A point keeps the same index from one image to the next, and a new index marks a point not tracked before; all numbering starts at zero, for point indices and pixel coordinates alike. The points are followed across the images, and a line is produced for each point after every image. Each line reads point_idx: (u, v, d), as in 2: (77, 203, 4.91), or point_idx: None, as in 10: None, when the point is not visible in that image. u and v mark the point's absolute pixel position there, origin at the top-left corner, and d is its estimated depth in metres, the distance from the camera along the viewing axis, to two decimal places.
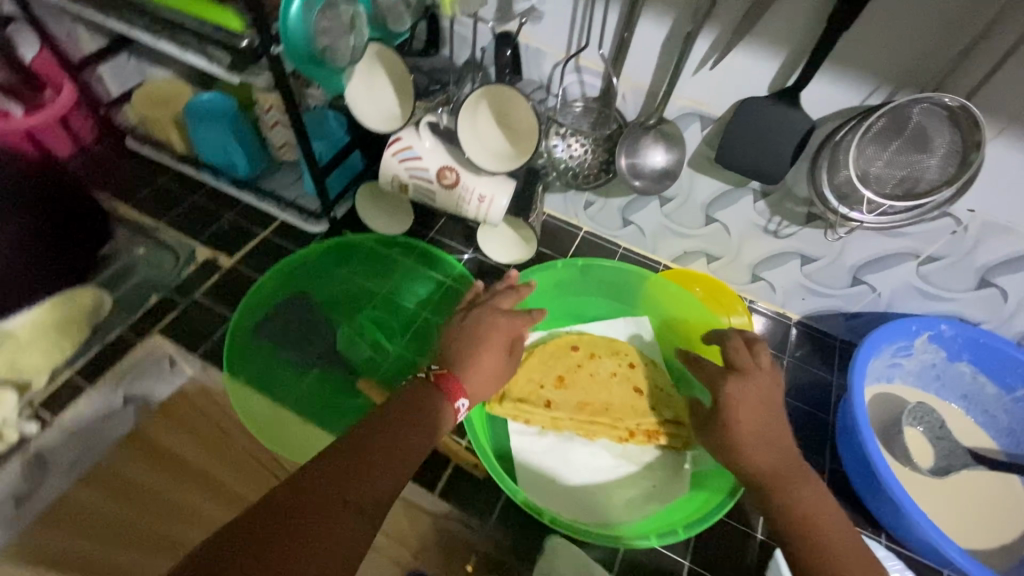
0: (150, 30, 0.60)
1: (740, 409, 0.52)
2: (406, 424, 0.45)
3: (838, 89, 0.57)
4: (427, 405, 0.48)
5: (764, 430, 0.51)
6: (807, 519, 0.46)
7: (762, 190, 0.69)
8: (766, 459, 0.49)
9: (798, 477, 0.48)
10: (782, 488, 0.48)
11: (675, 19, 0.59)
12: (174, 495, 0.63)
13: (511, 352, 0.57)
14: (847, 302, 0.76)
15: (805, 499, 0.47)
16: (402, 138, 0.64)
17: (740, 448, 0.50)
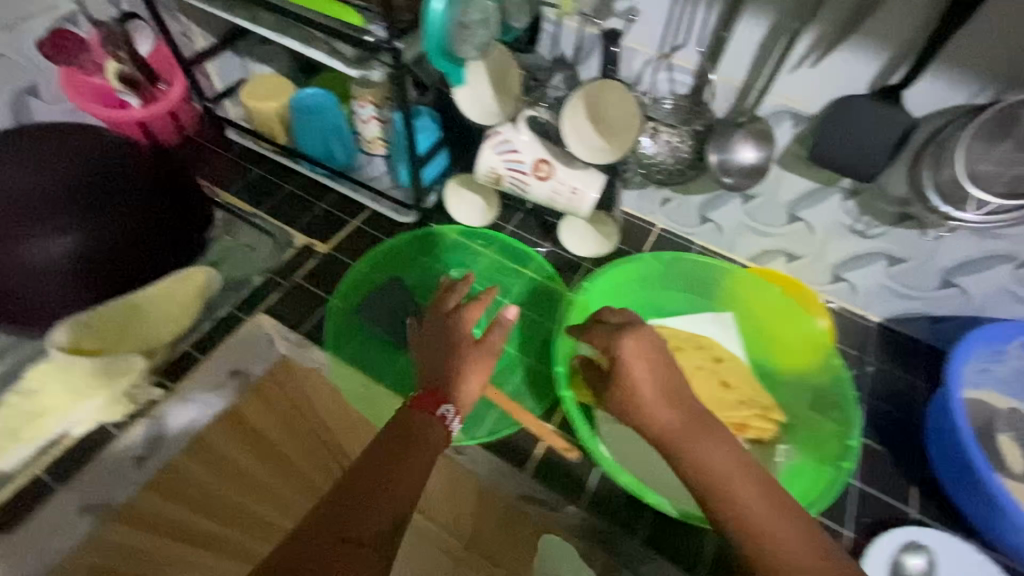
0: (274, 26, 0.65)
1: (634, 366, 0.49)
2: (393, 455, 0.49)
3: (945, 86, 0.57)
4: (421, 435, 0.51)
5: (660, 383, 0.49)
6: (711, 473, 0.44)
7: (852, 189, 0.69)
8: (668, 415, 0.47)
9: (708, 430, 0.46)
10: (685, 442, 0.46)
11: (776, 17, 0.60)
12: (252, 471, 0.68)
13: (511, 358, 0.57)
14: (934, 306, 0.75)
15: (707, 450, 0.45)
16: (501, 132, 0.67)
17: (643, 407, 0.48)
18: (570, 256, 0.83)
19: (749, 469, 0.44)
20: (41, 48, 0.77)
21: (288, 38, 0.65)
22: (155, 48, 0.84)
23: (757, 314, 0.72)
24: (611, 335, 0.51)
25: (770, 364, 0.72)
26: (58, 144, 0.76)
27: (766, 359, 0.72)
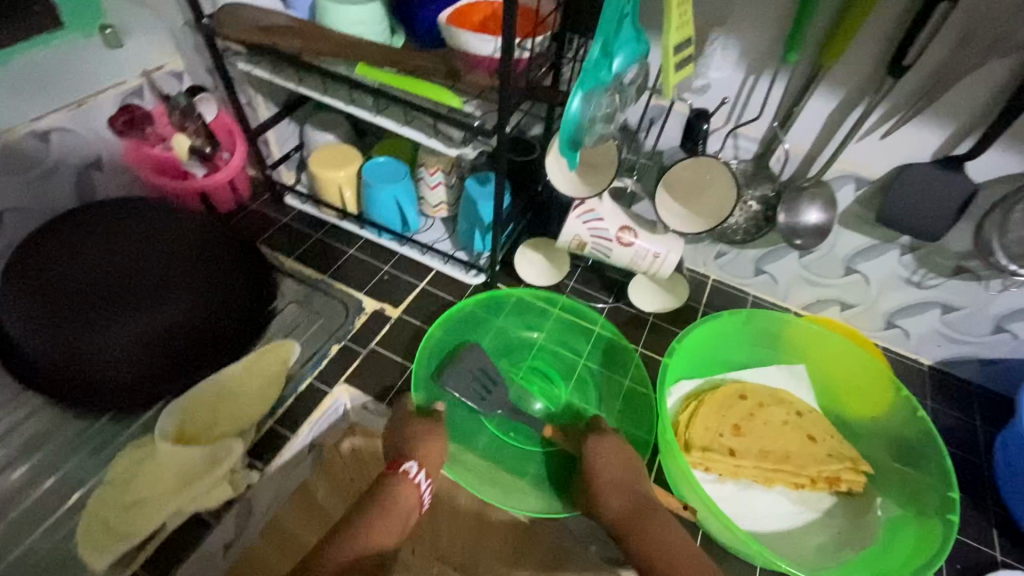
0: (374, 107, 0.68)
1: (601, 472, 0.64)
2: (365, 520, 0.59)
3: (1009, 156, 0.62)
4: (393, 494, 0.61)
5: (619, 487, 0.63)
6: (648, 551, 0.59)
7: (912, 245, 0.73)
8: (619, 505, 0.62)
9: (647, 527, 0.61)
10: (632, 532, 0.61)
11: (848, 94, 0.65)
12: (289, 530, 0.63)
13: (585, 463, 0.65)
14: (986, 349, 0.79)
15: (648, 537, 0.60)
16: (586, 202, 0.69)
17: (602, 499, 0.63)
18: (635, 311, 0.85)
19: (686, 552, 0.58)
20: (113, 123, 0.77)
21: (387, 118, 0.68)
22: (218, 117, 0.85)
23: (832, 366, 0.74)
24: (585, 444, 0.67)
25: (845, 415, 0.74)
26: (127, 220, 0.74)
27: (841, 411, 0.74)
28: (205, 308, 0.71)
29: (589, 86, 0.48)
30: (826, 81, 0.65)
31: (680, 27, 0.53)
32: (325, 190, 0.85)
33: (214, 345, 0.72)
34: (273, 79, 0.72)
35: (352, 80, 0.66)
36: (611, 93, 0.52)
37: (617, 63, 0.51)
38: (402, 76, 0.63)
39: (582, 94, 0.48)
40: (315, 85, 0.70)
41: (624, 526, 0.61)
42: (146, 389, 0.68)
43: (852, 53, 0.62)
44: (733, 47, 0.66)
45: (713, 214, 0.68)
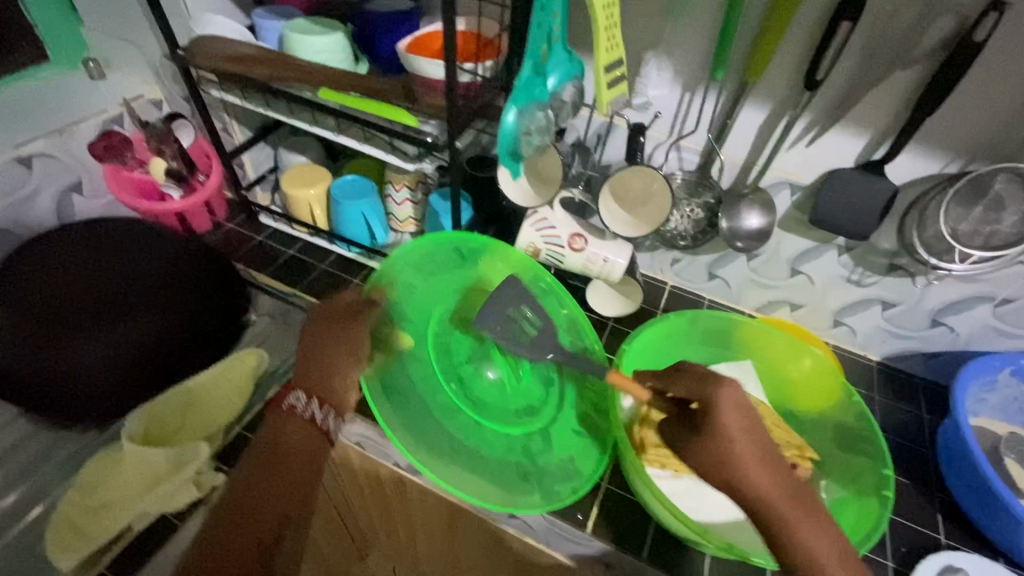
0: (336, 127, 0.73)
1: (740, 443, 0.49)
2: (263, 479, 0.55)
3: (922, 159, 0.67)
4: (281, 441, 0.56)
5: (761, 458, 0.49)
6: (803, 544, 0.47)
7: (847, 245, 0.78)
8: (771, 484, 0.49)
9: (807, 517, 0.48)
10: (786, 519, 0.48)
11: (774, 105, 0.70)
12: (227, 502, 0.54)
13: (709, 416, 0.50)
14: (927, 343, 0.84)
15: (802, 528, 0.48)
16: (538, 212, 0.74)
17: (748, 474, 0.48)
18: (596, 316, 0.88)
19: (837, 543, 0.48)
20: (93, 148, 0.82)
21: (348, 136, 0.73)
22: (195, 142, 0.90)
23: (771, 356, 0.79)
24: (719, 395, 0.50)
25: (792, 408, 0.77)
26: (107, 241, 0.78)
27: (788, 403, 0.77)
28: (174, 325, 0.74)
29: (522, 103, 0.53)
30: (753, 96, 0.71)
31: (608, 50, 0.59)
32: (299, 209, 0.90)
33: (175, 364, 0.74)
34: (244, 104, 0.78)
35: (316, 104, 0.71)
36: (547, 108, 0.57)
37: (552, 81, 0.57)
38: (358, 97, 0.68)
39: (515, 107, 0.53)
40: (283, 109, 0.76)
41: (781, 509, 0.48)
42: (104, 404, 0.71)
43: (772, 70, 0.67)
44: (667, 67, 0.72)
45: (654, 219, 0.73)
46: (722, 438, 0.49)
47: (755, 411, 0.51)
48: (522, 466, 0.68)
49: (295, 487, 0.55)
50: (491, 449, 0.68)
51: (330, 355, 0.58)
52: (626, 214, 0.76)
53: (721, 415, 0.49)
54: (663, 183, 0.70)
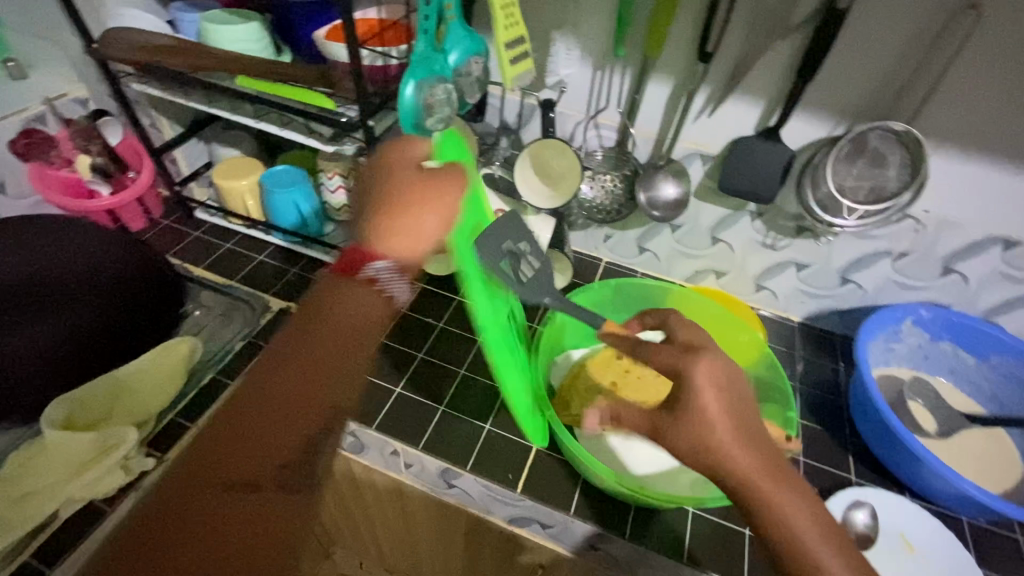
0: (256, 113, 0.75)
1: (720, 420, 0.48)
2: (307, 361, 0.49)
3: (810, 124, 0.72)
4: (336, 314, 0.50)
5: (736, 433, 0.48)
6: (782, 518, 0.46)
7: (757, 210, 0.83)
8: (749, 461, 0.47)
9: (779, 481, 0.47)
10: (763, 492, 0.47)
11: (676, 79, 0.75)
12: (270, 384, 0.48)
13: (693, 395, 0.49)
14: (840, 301, 0.89)
15: (780, 501, 0.47)
16: None
17: (726, 452, 0.47)
18: None
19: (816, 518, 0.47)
20: (13, 146, 0.82)
21: (267, 122, 0.75)
22: (124, 140, 0.91)
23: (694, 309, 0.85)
24: (698, 368, 0.50)
25: None
26: (40, 235, 0.78)
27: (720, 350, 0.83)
28: (103, 316, 0.74)
29: (422, 75, 0.56)
30: (657, 70, 0.75)
31: (508, 27, 0.63)
32: (234, 200, 0.91)
33: (102, 359, 0.73)
34: (165, 96, 0.79)
35: (233, 91, 0.73)
36: (447, 81, 0.59)
37: (453, 57, 0.60)
38: (271, 83, 0.70)
39: (413, 80, 0.55)
40: (203, 98, 0.78)
41: (755, 484, 0.47)
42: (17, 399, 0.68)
43: (671, 44, 0.72)
44: (576, 47, 0.76)
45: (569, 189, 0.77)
46: (697, 419, 0.48)
47: (730, 386, 0.50)
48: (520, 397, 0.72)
49: (348, 369, 0.50)
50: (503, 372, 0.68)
51: (403, 222, 0.53)
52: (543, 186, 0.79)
53: (697, 394, 0.49)
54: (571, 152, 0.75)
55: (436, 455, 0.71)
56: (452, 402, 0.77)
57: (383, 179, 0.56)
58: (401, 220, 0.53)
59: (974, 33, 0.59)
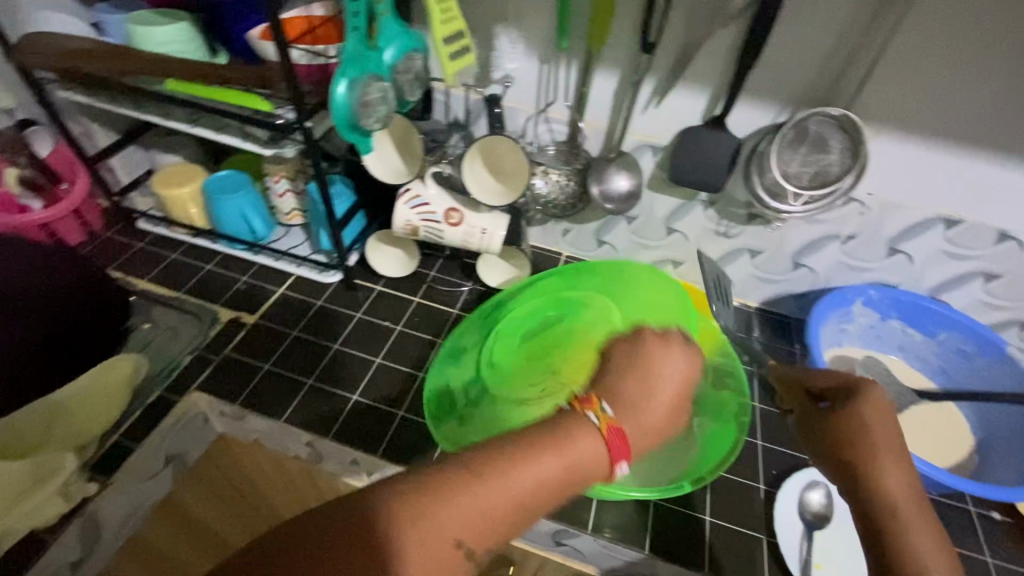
0: (188, 118, 0.72)
1: (883, 451, 0.47)
2: (534, 483, 0.40)
3: (753, 112, 0.73)
4: (572, 448, 0.42)
5: (895, 454, 0.48)
6: (913, 549, 0.43)
7: (709, 199, 0.84)
8: (897, 488, 0.46)
9: (925, 526, 0.45)
10: (899, 515, 0.45)
11: (622, 71, 0.74)
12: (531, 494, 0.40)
13: (864, 422, 0.49)
14: (794, 285, 0.90)
15: (914, 534, 0.44)
16: (411, 188, 0.75)
17: (874, 465, 0.47)
18: (490, 291, 0.91)
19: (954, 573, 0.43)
20: None
21: (201, 128, 0.72)
22: (56, 150, 0.85)
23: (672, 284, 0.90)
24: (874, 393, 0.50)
25: None
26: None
27: None
28: (34, 334, 0.69)
29: (355, 74, 0.54)
30: (603, 62, 0.74)
31: (443, 20, 0.61)
32: (177, 209, 0.88)
33: (46, 372, 0.70)
34: (93, 104, 0.76)
35: (162, 95, 0.70)
36: (384, 80, 0.57)
37: (389, 54, 0.59)
38: (204, 86, 0.68)
39: (345, 79, 0.53)
40: (132, 104, 0.74)
41: (902, 512, 0.45)
42: None
43: (616, 34, 0.71)
44: (520, 41, 0.75)
45: (517, 187, 0.74)
46: (859, 429, 0.49)
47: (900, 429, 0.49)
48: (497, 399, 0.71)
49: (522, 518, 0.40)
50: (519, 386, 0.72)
51: (647, 399, 0.47)
52: (492, 181, 0.76)
53: (865, 409, 0.49)
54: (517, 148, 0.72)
55: (395, 463, 0.70)
56: (411, 404, 0.76)
57: (623, 342, 0.51)
58: (654, 396, 0.47)
59: (902, 16, 0.61)
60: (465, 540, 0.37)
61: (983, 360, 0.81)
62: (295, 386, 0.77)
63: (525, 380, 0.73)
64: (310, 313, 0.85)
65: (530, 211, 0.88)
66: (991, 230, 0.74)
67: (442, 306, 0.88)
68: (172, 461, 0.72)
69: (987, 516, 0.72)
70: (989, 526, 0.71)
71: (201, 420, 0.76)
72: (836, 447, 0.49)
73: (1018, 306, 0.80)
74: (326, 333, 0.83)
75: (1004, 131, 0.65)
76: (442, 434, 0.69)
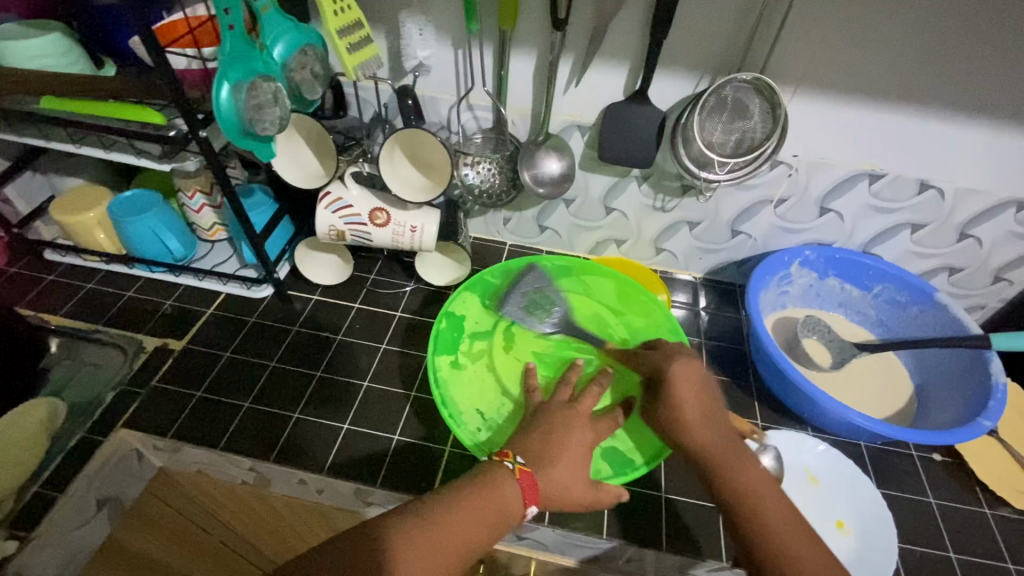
0: (71, 137, 0.67)
1: (692, 410, 0.57)
2: (480, 532, 0.47)
3: (673, 82, 0.71)
4: (494, 491, 0.49)
5: (703, 411, 0.57)
6: (737, 482, 0.52)
7: (642, 175, 0.83)
8: (712, 438, 0.55)
9: (738, 457, 0.54)
10: (725, 463, 0.53)
11: (538, 50, 0.72)
12: (461, 523, 0.47)
13: (681, 388, 0.59)
14: (733, 253, 0.91)
15: (741, 473, 0.53)
16: (331, 192, 0.71)
17: (688, 428, 0.56)
18: (432, 288, 0.88)
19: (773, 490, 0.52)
20: None
21: (88, 147, 0.67)
22: None
23: (632, 267, 0.93)
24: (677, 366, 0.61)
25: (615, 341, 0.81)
26: None
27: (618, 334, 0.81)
28: None
29: (238, 76, 0.50)
30: (518, 42, 0.72)
31: (340, 12, 0.58)
32: (83, 236, 0.82)
33: None
34: None
35: (38, 114, 0.65)
36: (275, 80, 0.54)
37: (279, 52, 0.56)
38: (90, 100, 0.63)
39: (229, 82, 0.50)
40: (7, 126, 0.68)
41: (715, 456, 0.54)
42: None
43: (527, 13, 0.69)
44: (428, 27, 0.72)
45: (441, 181, 0.72)
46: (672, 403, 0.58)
47: (709, 389, 0.60)
48: (482, 378, 0.68)
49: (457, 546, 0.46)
50: (505, 374, 0.69)
51: (554, 450, 0.55)
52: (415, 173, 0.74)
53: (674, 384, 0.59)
54: (430, 136, 0.68)
55: (342, 478, 0.67)
56: (356, 415, 0.73)
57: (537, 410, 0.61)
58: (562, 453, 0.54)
59: None
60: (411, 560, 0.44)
61: (915, 308, 0.83)
62: (231, 411, 0.73)
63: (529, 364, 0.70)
64: (243, 330, 0.81)
65: (464, 201, 0.86)
66: (913, 181, 0.76)
67: (384, 309, 0.85)
68: (106, 505, 0.68)
69: (929, 458, 0.75)
70: (931, 466, 0.74)
71: (135, 458, 0.71)
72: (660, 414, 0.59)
73: (944, 252, 0.83)
74: (261, 351, 0.79)
75: (915, 81, 0.66)
76: (435, 364, 0.68)
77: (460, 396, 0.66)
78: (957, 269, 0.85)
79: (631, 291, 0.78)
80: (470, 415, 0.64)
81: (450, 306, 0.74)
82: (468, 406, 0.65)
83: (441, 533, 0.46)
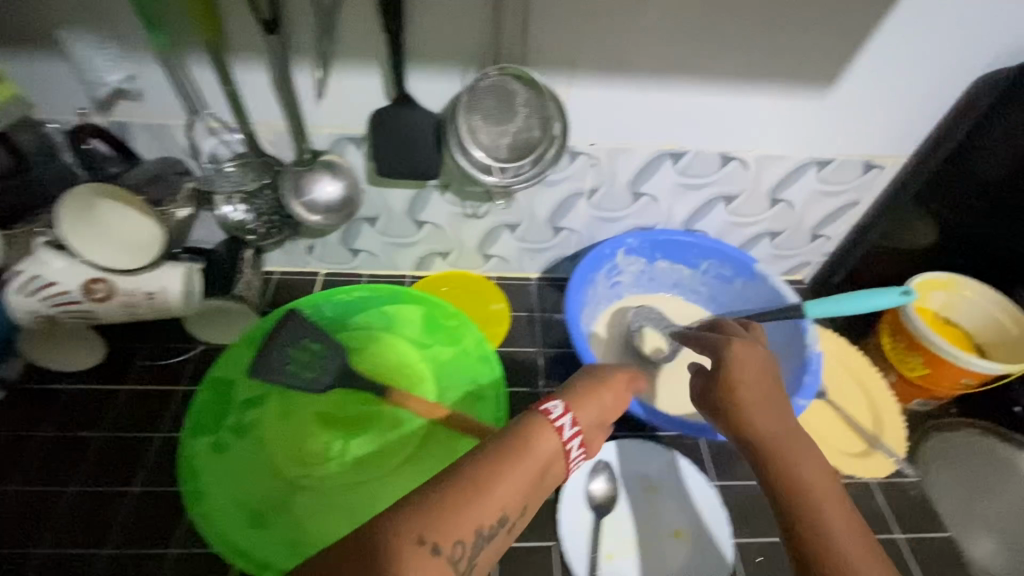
0: None
1: (747, 393, 0.53)
2: (523, 480, 0.42)
3: (435, 79, 0.61)
4: (539, 446, 0.45)
5: (761, 399, 0.53)
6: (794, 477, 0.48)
7: (440, 183, 0.73)
8: (768, 424, 0.51)
9: (797, 448, 0.50)
10: (785, 460, 0.49)
11: (265, 58, 0.59)
12: (485, 475, 0.41)
13: (747, 368, 0.54)
14: (563, 248, 0.84)
15: (802, 469, 0.48)
16: (24, 270, 0.56)
17: (746, 409, 0.52)
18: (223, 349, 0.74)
19: (832, 490, 0.47)
20: None
21: None
22: None
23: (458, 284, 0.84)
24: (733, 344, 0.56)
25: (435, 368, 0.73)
26: None
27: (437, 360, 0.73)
28: None
29: None
30: (237, 51, 0.58)
31: None
32: None
33: None
34: None
35: None
36: None
37: None
38: None
39: None
40: None
41: (772, 448, 0.50)
42: None
43: (229, 13, 0.55)
44: (113, 42, 0.56)
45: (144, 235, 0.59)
46: (727, 382, 0.54)
47: (770, 372, 0.55)
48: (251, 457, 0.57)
49: (494, 491, 0.41)
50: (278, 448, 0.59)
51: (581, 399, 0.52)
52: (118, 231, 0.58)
53: (731, 366, 0.54)
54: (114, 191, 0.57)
55: None
56: (125, 533, 0.60)
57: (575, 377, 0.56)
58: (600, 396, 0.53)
59: None
60: (452, 510, 0.38)
61: (740, 281, 0.81)
62: None
63: (306, 433, 0.60)
64: None
65: (262, 245, 0.73)
66: (714, 155, 0.72)
67: (162, 386, 0.71)
68: None
69: None
70: None
71: None
72: (716, 403, 0.54)
73: (761, 218, 0.81)
74: None
75: (685, 53, 0.61)
76: (190, 451, 0.56)
77: (222, 488, 0.55)
78: (777, 233, 0.83)
79: (438, 317, 0.68)
80: (228, 509, 0.54)
81: (214, 371, 0.60)
82: (228, 495, 0.54)
83: (470, 486, 0.40)
